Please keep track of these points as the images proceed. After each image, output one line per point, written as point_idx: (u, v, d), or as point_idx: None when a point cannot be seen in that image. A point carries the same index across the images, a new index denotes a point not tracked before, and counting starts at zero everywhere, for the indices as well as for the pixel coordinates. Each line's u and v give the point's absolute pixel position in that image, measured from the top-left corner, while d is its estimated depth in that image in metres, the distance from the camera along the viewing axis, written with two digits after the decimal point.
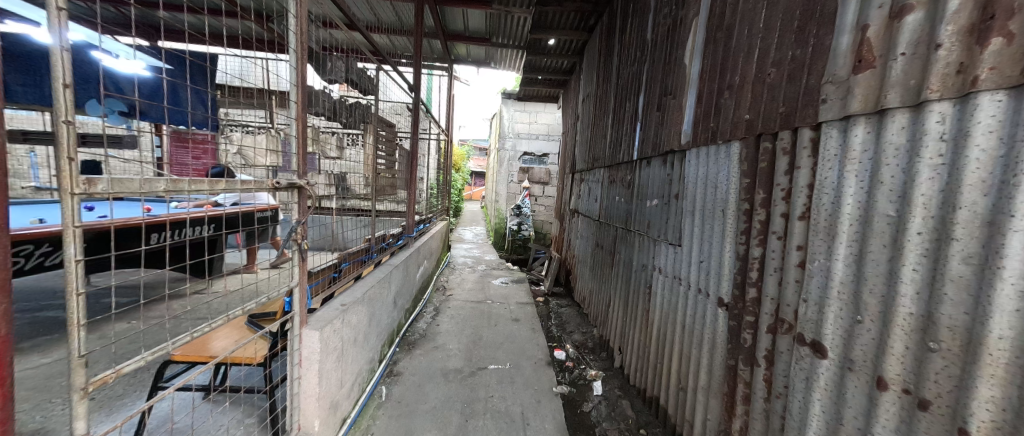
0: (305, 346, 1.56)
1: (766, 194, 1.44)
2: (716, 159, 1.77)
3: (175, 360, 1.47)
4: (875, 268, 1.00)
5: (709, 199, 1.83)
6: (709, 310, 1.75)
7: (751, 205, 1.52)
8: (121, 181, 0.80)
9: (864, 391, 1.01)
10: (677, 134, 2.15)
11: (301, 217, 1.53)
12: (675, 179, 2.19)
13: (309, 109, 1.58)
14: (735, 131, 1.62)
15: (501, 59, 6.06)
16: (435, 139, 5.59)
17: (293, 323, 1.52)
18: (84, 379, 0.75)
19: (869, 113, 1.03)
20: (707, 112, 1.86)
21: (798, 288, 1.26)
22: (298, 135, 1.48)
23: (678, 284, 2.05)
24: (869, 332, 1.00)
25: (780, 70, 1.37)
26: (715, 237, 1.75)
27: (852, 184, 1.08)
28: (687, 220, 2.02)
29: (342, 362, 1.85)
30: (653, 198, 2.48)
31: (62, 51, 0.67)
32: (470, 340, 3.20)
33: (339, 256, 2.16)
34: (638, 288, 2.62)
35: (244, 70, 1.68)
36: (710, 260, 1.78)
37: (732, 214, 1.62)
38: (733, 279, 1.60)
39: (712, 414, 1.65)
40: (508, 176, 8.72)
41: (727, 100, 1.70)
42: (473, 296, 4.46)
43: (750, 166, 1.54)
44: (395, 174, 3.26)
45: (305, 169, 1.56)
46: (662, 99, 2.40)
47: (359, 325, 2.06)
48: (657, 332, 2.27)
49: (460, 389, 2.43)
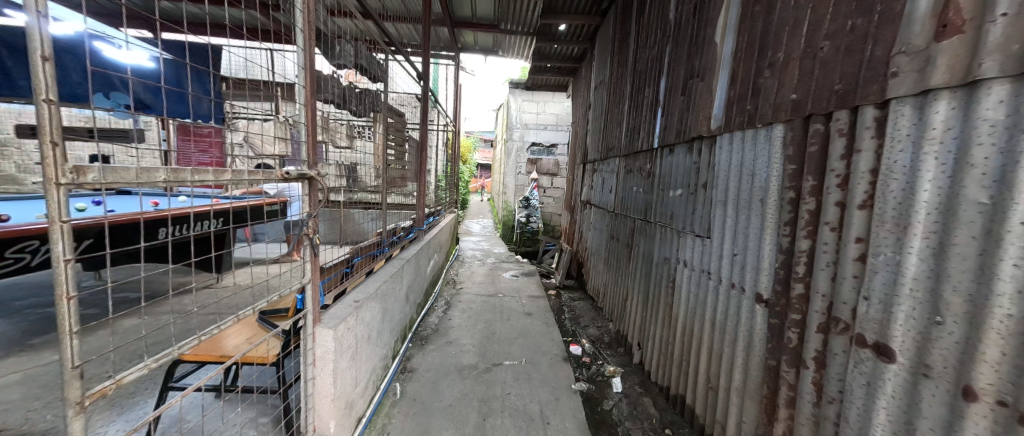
0: (319, 345, 1.48)
1: (816, 181, 1.31)
2: (754, 144, 1.64)
3: (185, 360, 1.42)
4: (961, 263, 0.88)
5: (744, 187, 1.70)
6: (745, 306, 1.63)
7: (797, 193, 1.39)
8: (115, 170, 0.69)
9: (944, 400, 0.90)
10: (706, 119, 2.01)
11: (311, 210, 1.41)
12: (702, 167, 2.08)
13: (316, 96, 1.47)
14: (779, 112, 1.48)
15: (509, 47, 5.91)
16: (442, 130, 5.50)
17: (305, 321, 1.43)
18: (80, 392, 0.65)
19: (955, 86, 0.90)
20: (744, 94, 1.71)
21: (857, 284, 1.13)
22: (306, 122, 1.38)
23: (708, 278, 1.93)
24: (951, 335, 0.90)
25: (836, 42, 1.23)
26: (752, 231, 1.62)
27: (931, 167, 0.96)
28: (717, 210, 1.90)
29: (357, 360, 1.77)
30: (677, 188, 2.36)
31: (39, 30, 0.57)
32: (484, 335, 3.13)
33: (352, 250, 2.09)
34: (660, 282, 2.51)
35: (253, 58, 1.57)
36: (746, 254, 1.65)
37: (774, 204, 1.49)
38: (774, 274, 1.48)
39: (749, 417, 1.55)
40: (517, 168, 8.57)
41: (767, 80, 1.55)
42: (484, 291, 4.38)
43: (796, 150, 1.40)
44: (405, 166, 3.17)
45: (316, 159, 1.46)
46: (688, 82, 2.25)
47: (373, 322, 1.99)
48: (683, 326, 2.17)
49: (476, 386, 2.36)
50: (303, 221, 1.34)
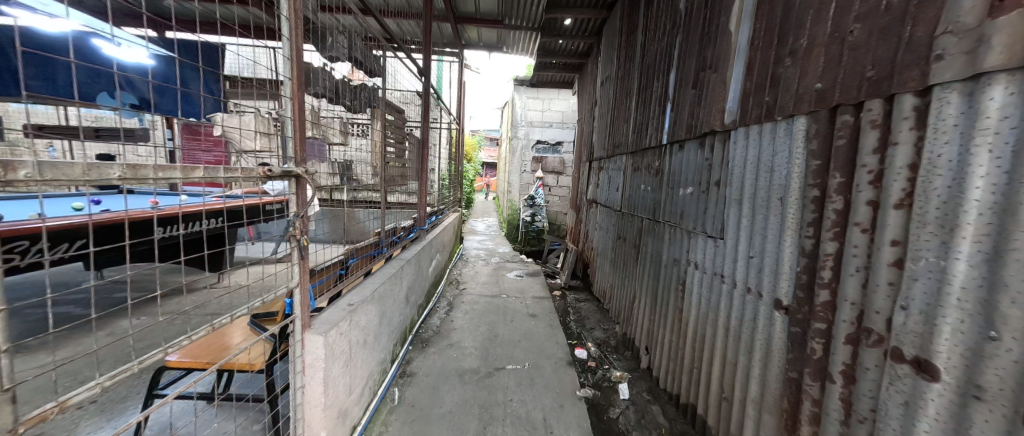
0: (308, 352, 1.40)
1: (843, 177, 1.20)
2: (772, 138, 1.52)
3: (170, 368, 1.38)
4: (1022, 271, 0.77)
5: (762, 185, 1.58)
6: (762, 313, 1.52)
7: (823, 191, 1.27)
8: (55, 166, 0.64)
9: (1001, 427, 0.79)
10: (720, 113, 1.90)
11: (299, 210, 1.33)
12: (715, 164, 1.96)
13: (305, 89, 1.38)
14: (801, 104, 1.36)
15: (514, 43, 5.81)
16: (445, 128, 5.44)
17: (294, 327, 1.37)
18: (11, 420, 0.59)
19: (1014, 69, 0.79)
20: (761, 85, 1.60)
21: (893, 292, 1.02)
22: (293, 117, 1.29)
23: (721, 282, 1.83)
24: (1009, 354, 0.79)
25: (867, 24, 1.12)
26: (770, 232, 1.51)
27: (984, 162, 0.84)
28: (731, 210, 1.79)
29: (351, 367, 1.70)
30: (687, 186, 2.24)
31: None
32: (486, 338, 3.05)
33: (347, 251, 2.02)
34: (669, 284, 2.40)
35: (251, 54, 1.52)
36: (764, 257, 1.54)
37: (796, 203, 1.37)
38: (795, 279, 1.36)
39: (767, 432, 1.44)
40: (522, 166, 8.47)
41: (788, 69, 1.44)
42: (487, 291, 4.29)
43: (821, 144, 1.28)
44: (406, 163, 3.09)
45: (304, 156, 1.36)
46: (699, 74, 2.14)
47: (368, 325, 1.92)
48: (693, 332, 2.06)
49: (477, 392, 2.28)
50: (290, 222, 1.26)
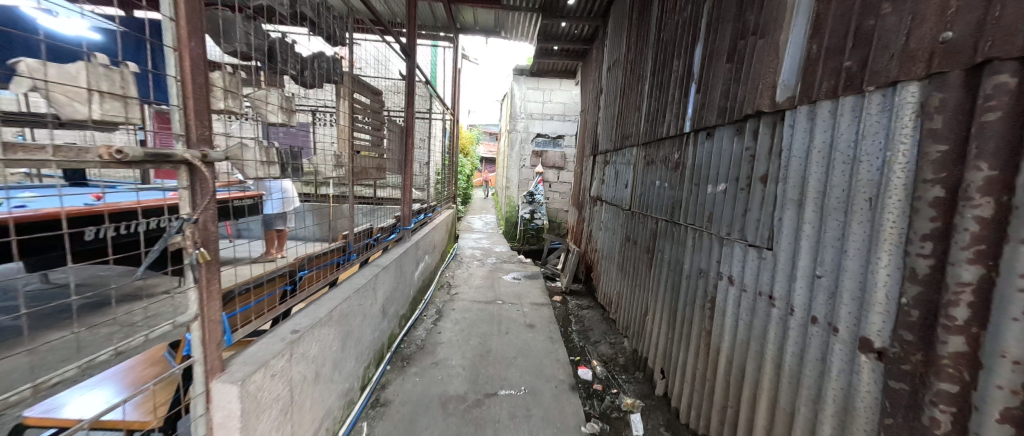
0: (219, 407, 1.03)
1: (994, 169, 0.80)
2: (855, 119, 1.12)
3: (27, 425, 1.05)
4: None
5: (834, 181, 1.19)
6: (838, 353, 1.13)
7: (950, 190, 0.87)
8: None
9: None
10: (770, 89, 1.49)
11: (194, 212, 0.93)
12: (759, 156, 1.57)
13: (204, 41, 0.98)
14: (913, 64, 0.95)
15: (513, 28, 5.40)
16: (438, 118, 5.01)
17: (195, 374, 0.99)
18: None
19: None
20: (837, 46, 1.19)
21: None
22: (181, 79, 0.90)
23: (770, 305, 1.44)
24: None
25: None
26: (849, 246, 1.12)
27: None
28: (784, 213, 1.40)
29: (292, 414, 1.32)
30: (718, 182, 1.86)
31: None
32: (477, 354, 2.67)
33: (296, 262, 1.64)
34: (693, 300, 2.01)
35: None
36: (841, 278, 1.14)
37: (898, 206, 0.98)
38: (898, 313, 0.97)
39: None
40: (521, 160, 8.04)
41: (888, 18, 1.02)
42: (481, 297, 3.89)
43: (948, 120, 0.88)
44: (385, 154, 2.68)
45: (204, 136, 0.97)
46: (739, 43, 1.73)
47: (324, 354, 1.54)
48: (727, 362, 1.67)
49: (463, 426, 1.91)
50: (173, 229, 0.86)
